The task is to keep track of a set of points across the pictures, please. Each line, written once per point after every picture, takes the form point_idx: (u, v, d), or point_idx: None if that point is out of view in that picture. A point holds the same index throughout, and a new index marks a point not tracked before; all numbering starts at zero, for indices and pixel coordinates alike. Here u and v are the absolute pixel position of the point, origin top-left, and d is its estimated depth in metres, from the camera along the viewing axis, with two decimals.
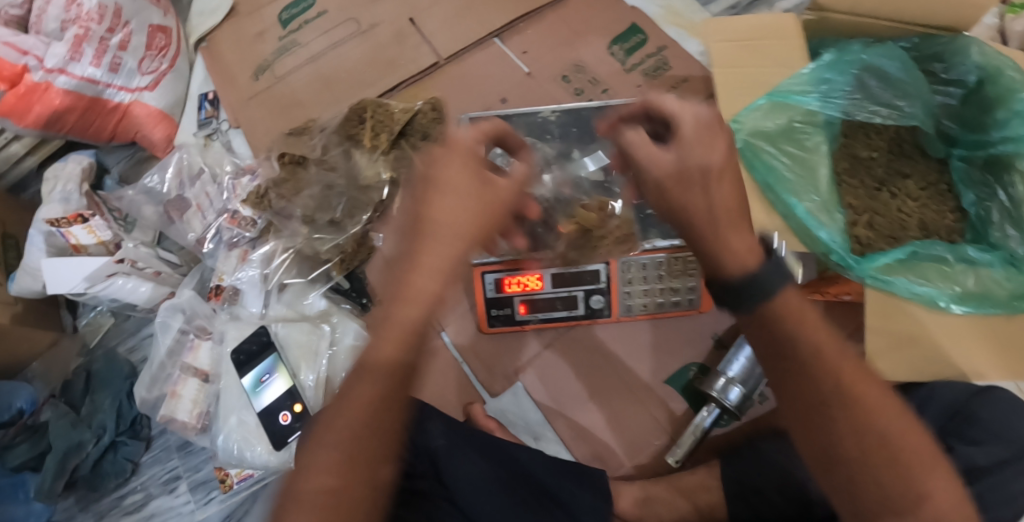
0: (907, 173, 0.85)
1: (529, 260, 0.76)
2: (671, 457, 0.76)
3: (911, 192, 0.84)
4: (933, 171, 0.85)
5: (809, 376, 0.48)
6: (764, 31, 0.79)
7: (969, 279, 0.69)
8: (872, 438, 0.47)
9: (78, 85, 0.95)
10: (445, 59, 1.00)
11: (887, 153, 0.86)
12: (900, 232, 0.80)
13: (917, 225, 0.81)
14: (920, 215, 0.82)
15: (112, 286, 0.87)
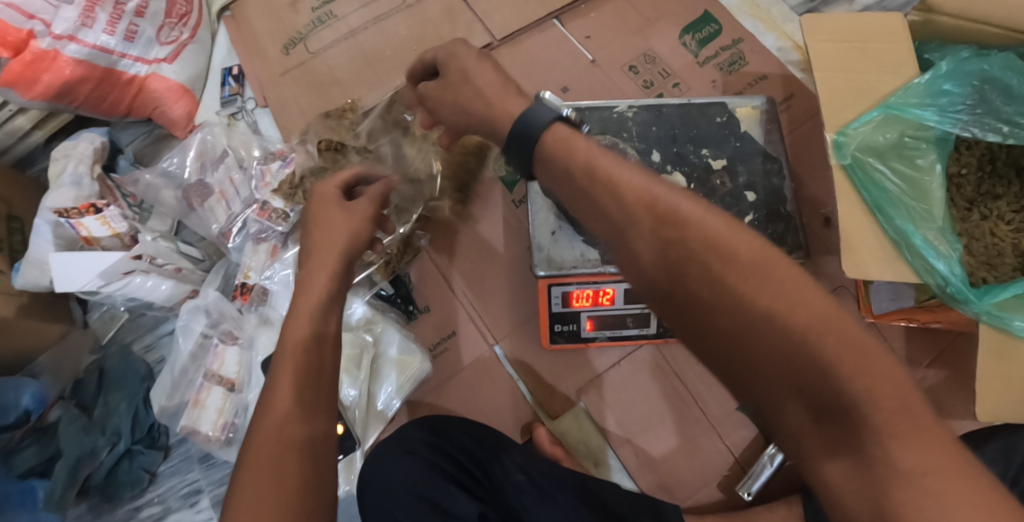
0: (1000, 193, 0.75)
1: (603, 273, 0.69)
2: (744, 490, 0.73)
3: (1003, 214, 0.74)
4: None
5: (729, 296, 0.38)
6: (872, 31, 0.71)
7: None
8: (790, 353, 0.36)
9: (90, 55, 0.85)
10: (500, 40, 0.90)
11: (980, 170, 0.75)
12: (996, 260, 0.71)
13: (1011, 252, 0.72)
14: (1014, 241, 0.72)
15: (130, 284, 0.79)
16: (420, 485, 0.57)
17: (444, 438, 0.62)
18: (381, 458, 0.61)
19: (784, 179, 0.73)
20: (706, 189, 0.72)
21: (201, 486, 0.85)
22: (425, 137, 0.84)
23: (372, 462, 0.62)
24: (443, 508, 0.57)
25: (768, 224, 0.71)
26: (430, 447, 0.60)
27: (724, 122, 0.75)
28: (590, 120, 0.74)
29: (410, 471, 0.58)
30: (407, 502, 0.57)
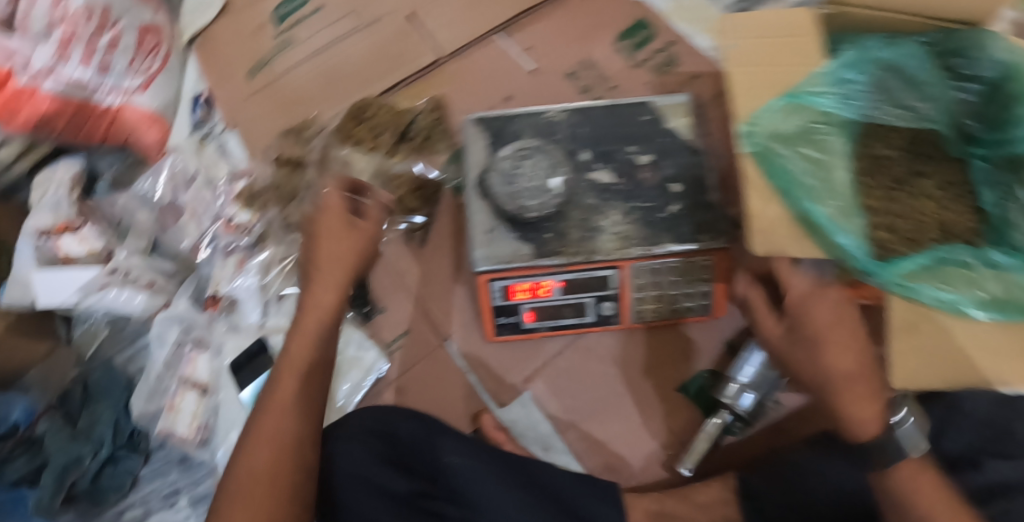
0: (925, 170, 0.67)
1: (536, 266, 0.72)
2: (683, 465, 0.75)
3: (927, 192, 0.66)
4: (952, 169, 0.67)
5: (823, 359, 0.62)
6: (782, 28, 0.71)
7: (995, 289, 0.58)
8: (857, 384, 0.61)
9: (67, 89, 0.92)
10: (447, 55, 0.95)
11: (908, 145, 0.67)
12: (922, 236, 0.62)
13: (934, 227, 0.64)
14: (938, 216, 0.64)
15: (105, 297, 0.85)
16: (365, 465, 0.62)
17: (386, 426, 0.67)
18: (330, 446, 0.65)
19: (708, 169, 0.77)
20: (633, 183, 0.76)
21: (180, 487, 0.90)
22: (375, 148, 0.87)
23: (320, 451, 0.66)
24: (386, 485, 0.62)
25: (694, 213, 0.75)
26: (375, 434, 0.65)
27: (649, 120, 0.79)
28: (522, 125, 0.80)
29: (356, 452, 0.63)
30: (350, 479, 0.62)
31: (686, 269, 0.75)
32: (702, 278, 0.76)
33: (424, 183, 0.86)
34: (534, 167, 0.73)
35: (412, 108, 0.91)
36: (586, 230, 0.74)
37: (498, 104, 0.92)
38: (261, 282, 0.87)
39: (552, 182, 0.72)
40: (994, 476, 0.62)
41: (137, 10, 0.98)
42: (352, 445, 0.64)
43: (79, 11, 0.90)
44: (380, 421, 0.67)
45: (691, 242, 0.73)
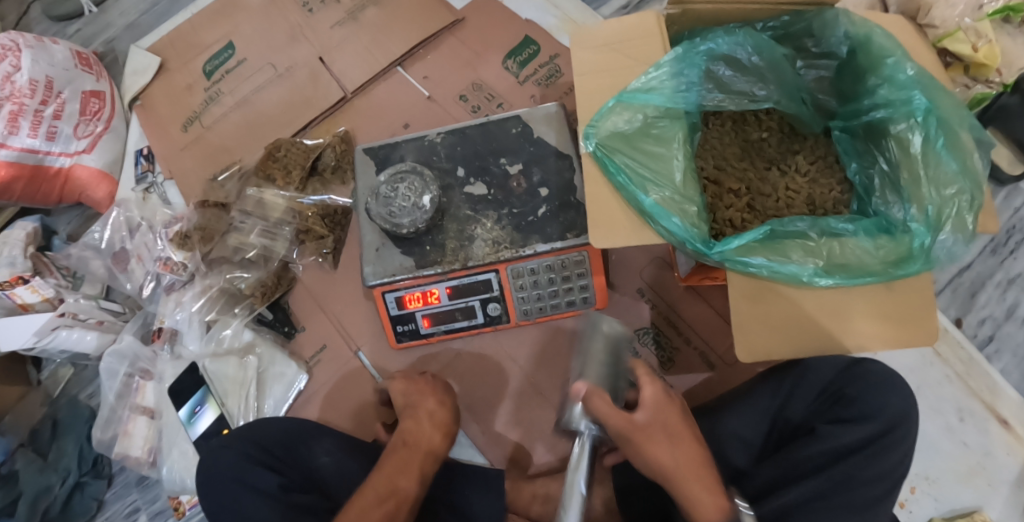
0: (798, 150, 0.88)
1: (420, 276, 0.80)
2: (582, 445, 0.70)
3: (801, 168, 0.86)
4: (823, 145, 0.87)
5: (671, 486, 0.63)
6: (628, 32, 0.80)
7: (833, 251, 0.69)
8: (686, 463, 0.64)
9: (19, 156, 1.04)
10: (353, 92, 1.06)
11: (777, 133, 0.88)
12: (783, 211, 0.82)
13: (805, 202, 0.83)
14: (808, 191, 0.84)
15: (58, 337, 0.94)
16: (236, 471, 0.66)
17: (255, 430, 0.70)
18: (208, 458, 0.68)
19: (574, 172, 0.84)
20: (505, 192, 0.83)
21: (138, 506, 1.01)
22: (287, 185, 0.97)
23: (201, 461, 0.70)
24: (257, 487, 0.65)
25: (560, 213, 0.82)
26: (245, 439, 0.68)
27: (519, 132, 0.87)
28: (406, 150, 0.88)
29: (227, 460, 0.67)
30: (225, 484, 0.66)
31: (558, 267, 0.82)
32: (578, 273, 0.83)
33: (331, 210, 0.95)
34: (409, 187, 0.81)
35: (320, 144, 0.99)
36: (461, 240, 0.81)
37: (398, 132, 1.01)
38: (192, 314, 0.94)
39: (425, 199, 0.80)
40: (831, 439, 0.66)
41: (79, 79, 1.11)
42: (223, 451, 0.68)
43: (25, 86, 1.04)
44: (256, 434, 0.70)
45: (557, 241, 0.80)
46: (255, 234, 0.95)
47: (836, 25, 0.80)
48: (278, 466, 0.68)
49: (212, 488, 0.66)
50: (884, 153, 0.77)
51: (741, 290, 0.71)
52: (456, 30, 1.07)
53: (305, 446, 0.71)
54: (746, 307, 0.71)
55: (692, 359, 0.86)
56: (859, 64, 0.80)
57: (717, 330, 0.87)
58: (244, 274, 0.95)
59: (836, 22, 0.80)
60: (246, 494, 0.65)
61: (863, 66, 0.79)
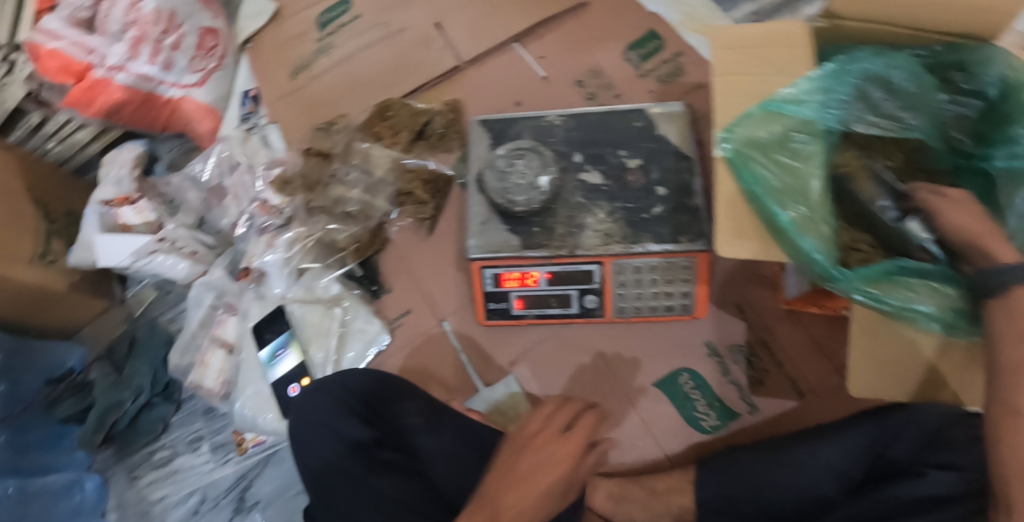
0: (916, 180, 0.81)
1: (523, 257, 0.79)
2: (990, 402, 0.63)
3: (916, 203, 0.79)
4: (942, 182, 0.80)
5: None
6: (771, 39, 0.78)
7: (960, 296, 0.66)
8: None
9: (135, 82, 1.06)
10: (466, 62, 1.04)
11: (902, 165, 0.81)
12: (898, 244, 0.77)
13: None
14: None
15: (154, 261, 0.96)
16: (332, 417, 0.77)
17: (344, 380, 0.79)
18: (303, 400, 0.79)
19: (693, 175, 0.81)
20: (620, 185, 0.81)
21: (202, 434, 1.03)
22: (394, 144, 0.97)
23: (296, 405, 0.81)
24: (346, 434, 0.77)
25: (674, 215, 0.79)
26: (338, 388, 0.78)
27: (641, 126, 0.85)
28: (523, 127, 0.86)
29: (320, 407, 0.78)
30: (317, 426, 0.77)
31: (664, 268, 0.80)
32: (683, 278, 0.81)
33: (435, 177, 0.94)
34: (527, 165, 0.79)
35: (430, 109, 0.99)
36: (571, 226, 0.80)
37: (508, 108, 0.99)
38: (284, 256, 0.95)
39: (542, 180, 0.78)
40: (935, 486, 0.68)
41: (198, 15, 1.10)
42: (321, 396, 0.78)
43: (150, 14, 1.03)
44: (346, 385, 0.79)
45: (670, 243, 0.78)
46: (357, 190, 0.96)
47: (995, 63, 0.76)
48: (372, 421, 0.79)
49: (304, 430, 0.78)
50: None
51: (860, 321, 0.69)
52: (577, 14, 1.04)
53: (389, 404, 0.81)
54: (863, 342, 0.69)
55: (781, 383, 0.83)
56: (1010, 111, 0.76)
57: (812, 360, 0.83)
58: (339, 226, 0.96)
59: (997, 59, 0.75)
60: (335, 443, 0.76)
61: (1010, 114, 0.75)
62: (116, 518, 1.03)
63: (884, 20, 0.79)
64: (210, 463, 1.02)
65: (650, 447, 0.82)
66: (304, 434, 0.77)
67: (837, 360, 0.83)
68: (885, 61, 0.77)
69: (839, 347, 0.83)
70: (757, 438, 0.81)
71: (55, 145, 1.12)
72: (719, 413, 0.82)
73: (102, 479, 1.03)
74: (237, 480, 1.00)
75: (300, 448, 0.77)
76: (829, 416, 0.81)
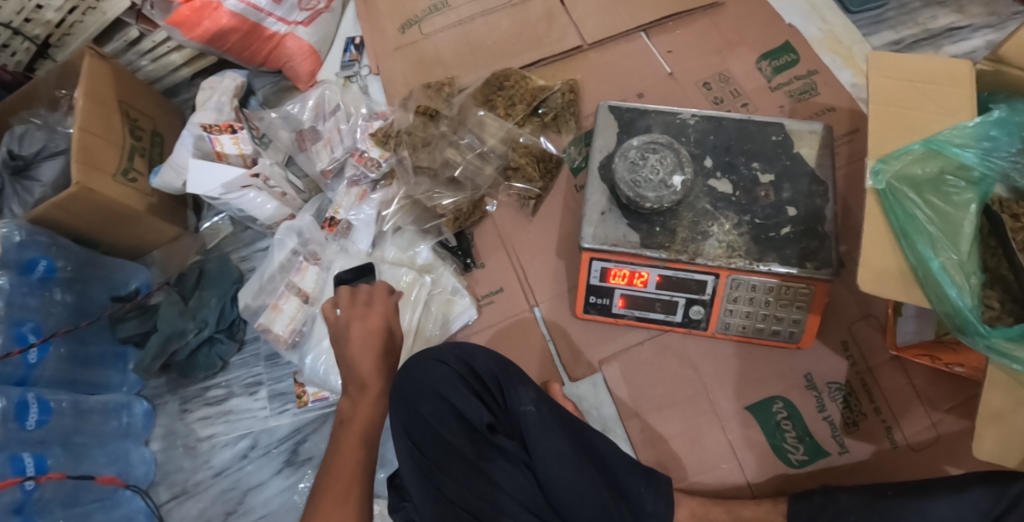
0: None
1: (641, 255, 0.76)
2: None
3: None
4: None
5: None
6: (936, 76, 0.76)
7: None
8: None
9: (244, 10, 1.03)
10: (590, 44, 1.00)
11: None
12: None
13: None
14: None
15: (244, 197, 0.93)
16: (448, 389, 0.66)
17: (468, 354, 0.69)
18: (413, 364, 0.69)
19: (828, 201, 0.78)
20: (750, 198, 0.78)
21: (262, 379, 1.01)
22: (508, 117, 0.93)
23: (403, 372, 0.70)
24: (465, 414, 0.65)
25: (803, 239, 0.76)
26: (459, 360, 0.68)
27: (778, 141, 0.81)
28: (653, 121, 0.83)
29: (433, 377, 0.67)
30: (431, 399, 0.66)
31: (780, 291, 0.77)
32: (797, 305, 0.78)
33: (547, 156, 0.91)
34: (660, 161, 0.76)
35: (550, 86, 0.95)
36: (694, 232, 0.76)
37: (629, 99, 0.95)
38: (378, 214, 0.94)
39: (674, 179, 0.75)
40: None
41: None
42: (437, 366, 0.68)
43: None
44: (469, 357, 0.69)
45: (794, 267, 0.74)
46: (469, 154, 0.92)
47: None
48: (488, 401, 0.67)
49: (409, 393, 0.67)
50: None
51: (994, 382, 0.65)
52: (710, 13, 1.01)
53: (507, 388, 0.67)
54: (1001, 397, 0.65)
55: (876, 429, 0.80)
56: None
57: (911, 410, 0.80)
58: (442, 192, 0.91)
59: None
60: (437, 416, 0.65)
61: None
62: (159, 448, 1.00)
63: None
64: (266, 410, 0.99)
65: (736, 471, 0.79)
66: (414, 399, 0.66)
67: (936, 415, 0.79)
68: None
69: (939, 402, 0.80)
70: (842, 481, 0.78)
71: (148, 63, 1.13)
72: (808, 448, 0.80)
73: (151, 406, 1.02)
74: (291, 433, 0.98)
75: (399, 413, 0.66)
76: (923, 472, 0.78)
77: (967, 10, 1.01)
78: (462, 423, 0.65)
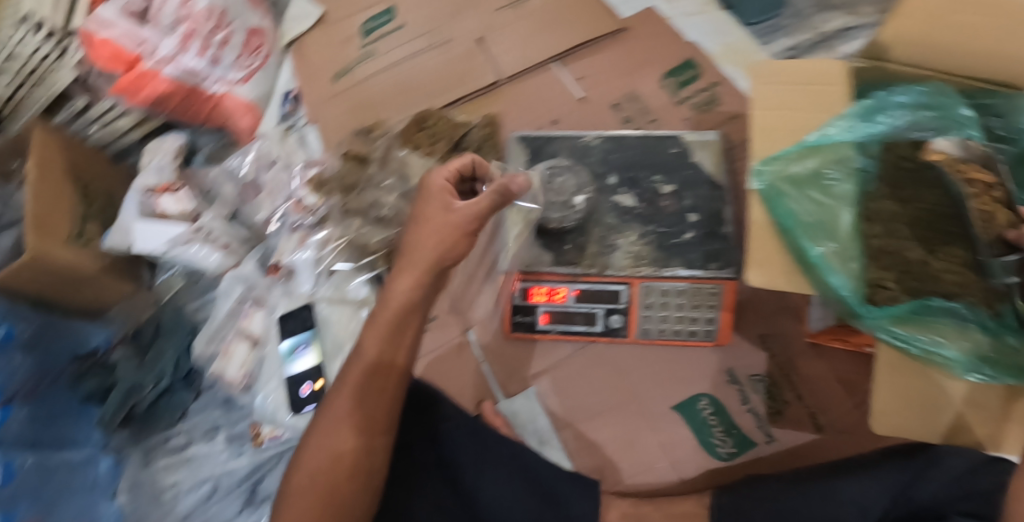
0: None
1: (554, 272, 0.83)
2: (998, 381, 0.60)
3: None
4: None
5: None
6: (809, 75, 0.76)
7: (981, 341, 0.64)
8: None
9: (181, 75, 1.09)
10: (507, 78, 1.06)
11: None
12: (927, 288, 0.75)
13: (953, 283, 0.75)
14: None
15: (188, 251, 0.99)
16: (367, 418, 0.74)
17: (381, 382, 0.79)
18: (337, 398, 0.75)
19: (726, 204, 0.83)
20: (654, 209, 0.83)
21: (220, 424, 1.05)
22: (430, 153, 0.98)
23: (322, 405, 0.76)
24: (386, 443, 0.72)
25: (705, 242, 0.81)
26: (373, 389, 0.77)
27: (676, 153, 0.86)
28: (559, 146, 0.89)
29: (340, 409, 0.70)
30: (347, 436, 0.70)
31: (692, 293, 0.81)
32: (709, 304, 0.81)
33: None
34: (562, 184, 0.84)
35: (470, 121, 1.01)
36: (603, 246, 0.83)
37: (544, 126, 1.03)
38: (315, 256, 0.97)
39: (577, 199, 0.83)
40: None
41: (247, 15, 1.14)
42: (353, 396, 0.75)
43: (202, 12, 1.06)
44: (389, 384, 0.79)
45: (698, 269, 0.81)
46: (393, 195, 0.96)
47: None
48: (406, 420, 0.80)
49: (327, 433, 0.70)
50: None
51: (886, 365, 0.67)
52: (619, 37, 1.07)
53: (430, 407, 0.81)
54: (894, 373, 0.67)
55: (802, 416, 0.83)
56: None
57: (834, 396, 0.83)
58: (372, 230, 0.96)
59: None
60: (376, 450, 0.72)
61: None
62: (126, 501, 1.03)
63: (920, 64, 0.78)
64: (225, 453, 1.03)
65: (669, 470, 0.83)
66: (337, 433, 0.74)
67: (859, 396, 0.83)
68: (927, 96, 0.76)
69: (860, 384, 0.83)
70: (777, 468, 0.82)
71: (97, 129, 1.16)
72: (736, 441, 0.83)
73: (116, 460, 1.04)
74: (252, 470, 1.01)
75: (324, 450, 0.73)
76: (852, 450, 0.82)
77: (858, 12, 1.06)
78: (392, 449, 0.76)
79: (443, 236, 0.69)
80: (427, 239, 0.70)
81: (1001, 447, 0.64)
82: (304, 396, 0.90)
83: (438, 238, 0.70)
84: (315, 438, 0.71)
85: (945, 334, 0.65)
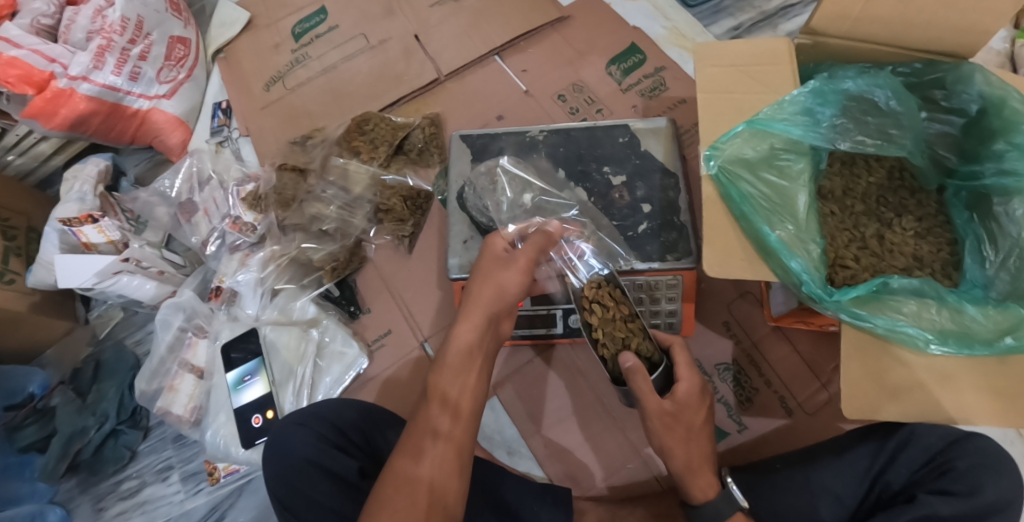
0: (900, 208, 0.79)
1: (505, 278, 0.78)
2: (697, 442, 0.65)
3: (906, 226, 0.77)
4: (931, 203, 0.78)
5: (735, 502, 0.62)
6: (757, 55, 0.72)
7: (943, 316, 0.63)
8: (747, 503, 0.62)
9: (100, 92, 0.99)
10: (447, 75, 1.03)
11: (887, 182, 0.80)
12: (882, 265, 0.74)
13: (908, 258, 0.75)
14: (914, 247, 0.75)
15: (118, 283, 0.91)
16: (311, 452, 0.68)
17: (326, 412, 0.72)
18: (279, 434, 0.71)
19: (681, 191, 0.79)
20: (606, 202, 0.80)
21: (172, 463, 0.99)
22: (372, 159, 0.97)
23: (271, 439, 0.71)
24: (334, 472, 0.67)
25: (662, 232, 0.77)
26: (317, 420, 0.70)
27: (626, 142, 0.83)
28: (506, 142, 0.86)
29: (301, 440, 0.69)
30: (299, 465, 0.68)
31: (651, 286, 0.78)
32: (669, 297, 0.78)
33: (414, 194, 0.94)
34: (510, 181, 0.80)
35: (409, 123, 1.00)
36: None
37: (490, 123, 0.99)
38: (258, 276, 0.93)
39: (525, 198, 0.79)
40: (928, 507, 0.60)
41: (169, 24, 1.06)
42: (299, 430, 0.70)
43: (116, 22, 0.98)
44: (333, 413, 0.72)
45: (656, 261, 0.76)
46: (335, 206, 0.95)
47: (969, 81, 0.73)
48: (352, 453, 0.70)
49: (281, 464, 0.69)
50: (984, 221, 0.72)
51: (691, 463, 0.65)
52: (559, 27, 1.04)
53: (373, 435, 0.73)
54: (684, 452, 0.64)
55: (771, 402, 0.82)
56: (987, 127, 0.73)
57: (802, 379, 0.82)
58: (317, 245, 0.94)
59: (971, 77, 0.72)
60: (318, 480, 0.67)
61: (993, 129, 0.72)
62: None
63: (863, 38, 0.75)
64: (181, 493, 0.98)
65: (641, 470, 0.80)
66: (284, 467, 0.68)
67: (825, 376, 0.82)
68: (874, 78, 0.73)
69: (826, 364, 0.82)
70: (747, 458, 0.80)
71: (16, 157, 1.08)
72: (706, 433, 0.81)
73: (65, 511, 0.97)
74: (209, 511, 0.96)
75: (274, 486, 0.68)
76: (820, 434, 0.80)
77: None
78: (346, 481, 0.67)
79: (496, 280, 0.64)
80: (482, 290, 0.63)
81: (972, 421, 0.60)
82: (256, 427, 0.84)
83: (491, 284, 0.64)
84: (271, 465, 0.69)
85: (912, 312, 0.63)
